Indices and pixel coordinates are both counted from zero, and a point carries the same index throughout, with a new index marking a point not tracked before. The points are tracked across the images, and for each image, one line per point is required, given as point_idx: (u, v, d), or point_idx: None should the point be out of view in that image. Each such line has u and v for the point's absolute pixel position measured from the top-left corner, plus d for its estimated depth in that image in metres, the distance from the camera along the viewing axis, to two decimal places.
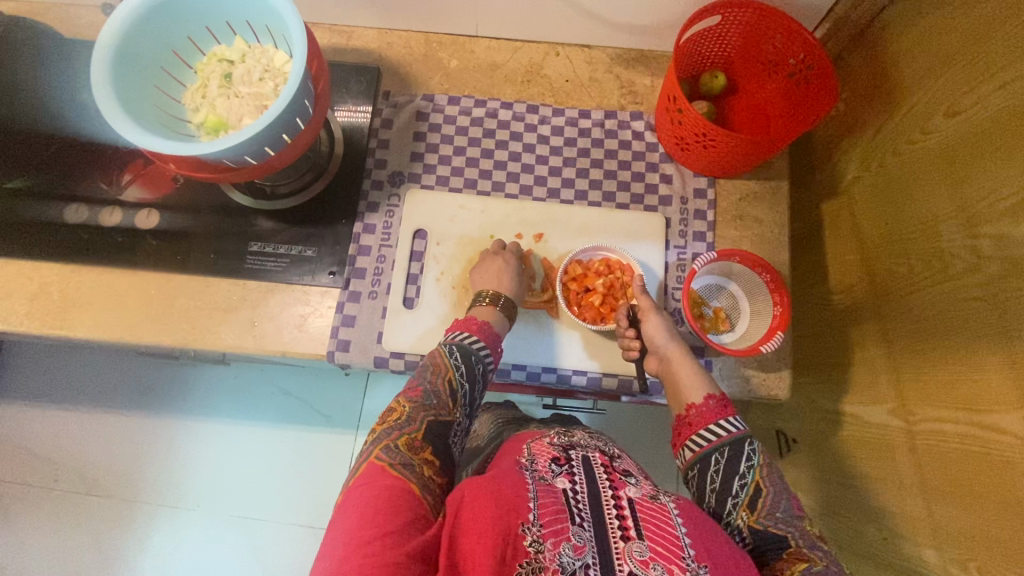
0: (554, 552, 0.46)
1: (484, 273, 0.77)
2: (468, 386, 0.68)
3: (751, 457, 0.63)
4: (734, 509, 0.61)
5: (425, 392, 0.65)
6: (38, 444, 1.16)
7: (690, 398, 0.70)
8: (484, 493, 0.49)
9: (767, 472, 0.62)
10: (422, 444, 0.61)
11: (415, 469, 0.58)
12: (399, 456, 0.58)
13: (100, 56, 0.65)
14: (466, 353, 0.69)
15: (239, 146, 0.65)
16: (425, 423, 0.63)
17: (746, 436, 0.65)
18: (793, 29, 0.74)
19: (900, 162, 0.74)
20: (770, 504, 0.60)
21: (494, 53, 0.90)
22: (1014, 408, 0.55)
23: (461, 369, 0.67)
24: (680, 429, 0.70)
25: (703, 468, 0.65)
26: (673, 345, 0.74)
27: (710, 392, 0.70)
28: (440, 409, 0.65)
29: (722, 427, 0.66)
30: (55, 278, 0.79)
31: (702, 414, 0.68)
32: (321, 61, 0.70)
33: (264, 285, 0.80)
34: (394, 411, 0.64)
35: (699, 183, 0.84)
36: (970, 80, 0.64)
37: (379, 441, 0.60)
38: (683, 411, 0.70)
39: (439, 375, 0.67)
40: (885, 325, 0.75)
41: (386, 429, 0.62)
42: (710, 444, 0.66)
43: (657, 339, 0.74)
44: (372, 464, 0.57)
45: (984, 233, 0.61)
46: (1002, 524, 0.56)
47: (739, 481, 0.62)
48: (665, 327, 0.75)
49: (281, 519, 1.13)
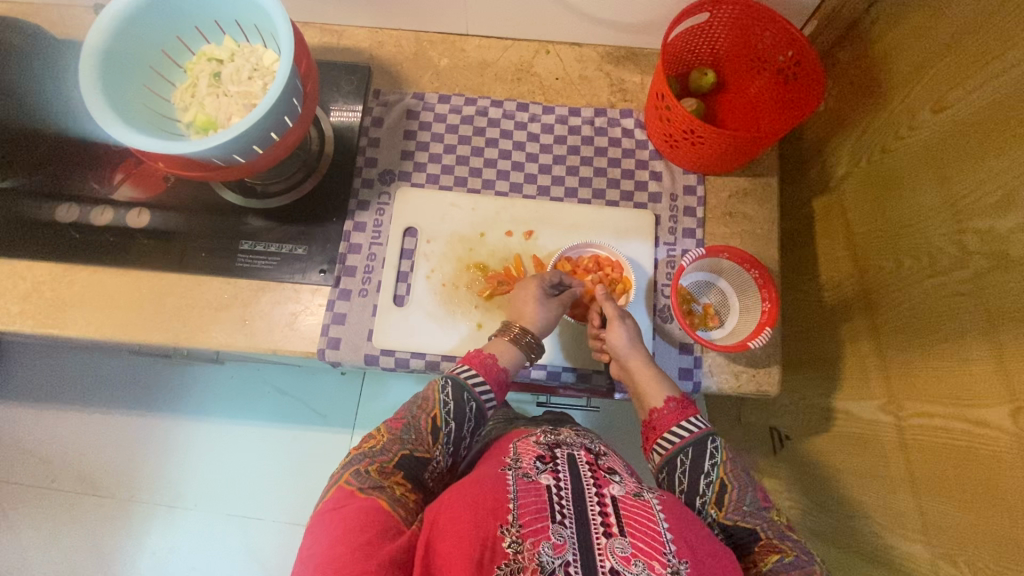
0: (533, 552, 0.46)
1: (513, 305, 0.75)
2: (453, 425, 0.65)
3: (713, 455, 0.63)
4: (704, 507, 0.61)
5: (406, 425, 0.64)
6: (35, 445, 1.16)
7: (652, 402, 0.69)
8: (462, 500, 0.50)
9: (732, 467, 0.62)
10: (393, 470, 0.61)
11: (384, 490, 0.58)
12: (369, 480, 0.58)
13: (88, 55, 0.65)
14: (458, 388, 0.67)
15: (227, 144, 0.65)
16: (400, 454, 0.62)
17: (710, 433, 0.65)
18: (782, 27, 0.74)
19: (890, 157, 0.74)
20: (737, 498, 0.60)
21: (485, 51, 0.91)
22: (1001, 402, 0.55)
23: (449, 407, 0.65)
24: (647, 434, 0.69)
25: (671, 471, 0.64)
26: (636, 352, 0.72)
27: (671, 393, 0.70)
28: (417, 445, 0.64)
29: (685, 428, 0.66)
30: (47, 278, 0.79)
31: (665, 417, 0.68)
32: (309, 59, 0.70)
33: (255, 284, 0.80)
34: (372, 438, 0.64)
35: (689, 180, 0.84)
36: (958, 75, 0.64)
37: (351, 465, 0.60)
38: (647, 416, 0.70)
39: (424, 411, 0.65)
40: (875, 321, 0.75)
41: (360, 454, 0.62)
42: (675, 445, 0.65)
43: (618, 346, 0.72)
44: (341, 488, 0.57)
45: (971, 227, 0.60)
46: (991, 518, 0.56)
47: (705, 480, 0.62)
48: (628, 334, 0.72)
49: (276, 517, 1.13)
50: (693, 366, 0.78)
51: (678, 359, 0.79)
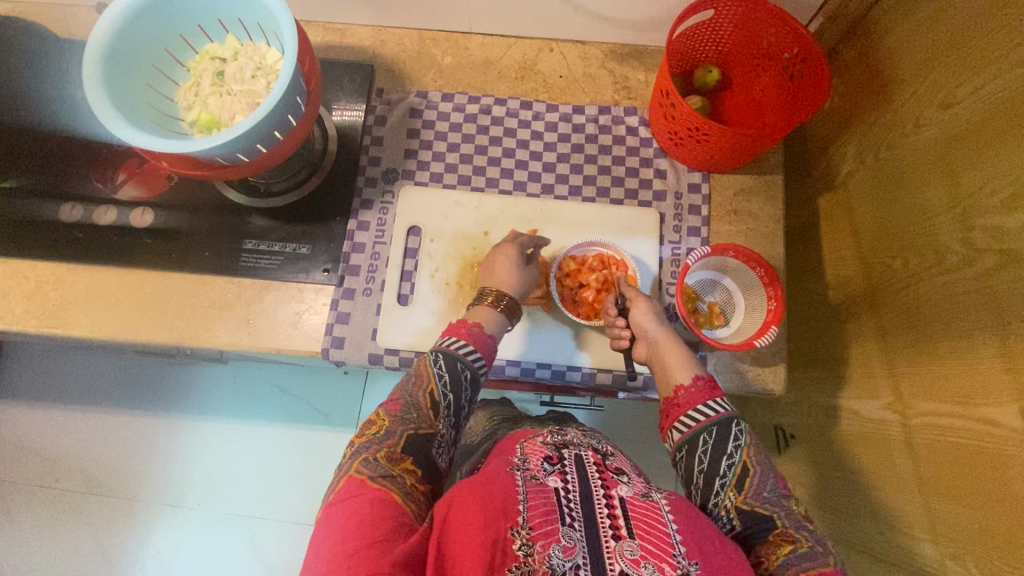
0: (543, 554, 0.46)
1: (491, 271, 0.74)
2: (452, 396, 0.66)
3: (738, 437, 0.63)
4: (721, 489, 0.61)
5: (405, 405, 0.64)
6: (38, 444, 1.16)
7: (679, 379, 0.68)
8: (471, 499, 0.49)
9: (754, 453, 0.62)
10: (401, 456, 0.60)
11: (395, 480, 0.57)
12: (378, 468, 0.58)
13: (91, 55, 0.65)
14: (451, 360, 0.67)
15: (230, 143, 0.65)
16: (404, 434, 0.62)
17: (733, 417, 0.64)
18: (789, 24, 0.73)
19: (896, 155, 0.73)
20: (758, 483, 0.61)
21: (488, 49, 0.90)
22: (1010, 402, 0.55)
23: (444, 378, 0.66)
24: (668, 411, 0.68)
25: (691, 450, 0.63)
26: (662, 330, 0.72)
27: (698, 372, 0.69)
28: (420, 422, 0.64)
29: (711, 407, 0.65)
30: (51, 278, 0.79)
31: (690, 395, 0.67)
32: (313, 58, 0.70)
33: (259, 283, 0.80)
34: (373, 424, 0.63)
35: (694, 178, 0.84)
36: (964, 72, 0.63)
37: (357, 455, 0.60)
38: (670, 393, 0.68)
39: (420, 387, 0.66)
40: (880, 320, 0.75)
41: (365, 442, 0.61)
42: (698, 424, 0.64)
43: (646, 324, 0.72)
44: (351, 479, 0.57)
45: (979, 225, 0.60)
46: (1000, 520, 0.55)
47: (727, 462, 0.62)
48: (654, 312, 0.73)
49: (279, 517, 1.13)
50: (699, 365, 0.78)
51: None
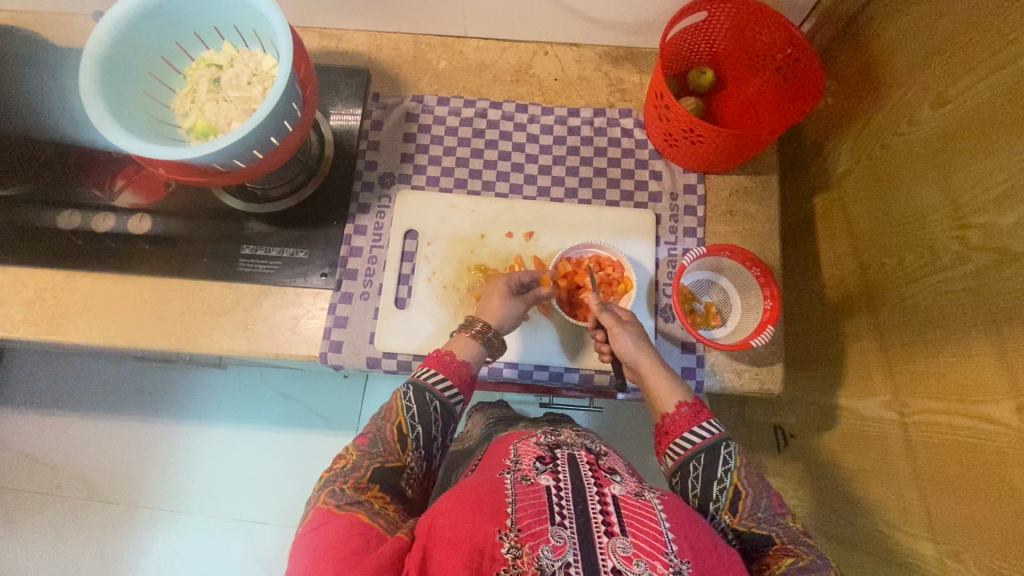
0: (532, 555, 0.46)
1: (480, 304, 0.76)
2: (421, 428, 0.67)
3: (727, 461, 0.63)
4: (717, 513, 0.61)
5: (373, 439, 0.65)
6: (39, 452, 1.17)
7: (665, 407, 0.69)
8: (460, 505, 0.50)
9: (745, 474, 0.62)
10: (368, 485, 0.61)
11: (363, 505, 0.57)
12: (345, 496, 0.58)
13: (89, 63, 0.66)
14: (420, 391, 0.68)
15: (226, 150, 0.65)
16: (372, 467, 0.62)
17: (724, 438, 0.64)
18: (781, 24, 0.74)
19: (890, 154, 0.74)
20: (751, 505, 0.60)
21: (483, 53, 0.91)
22: (1005, 398, 0.55)
23: (412, 410, 0.67)
24: (660, 438, 0.69)
25: (684, 476, 0.63)
26: (643, 355, 0.72)
27: (683, 397, 0.69)
28: (387, 456, 0.64)
29: (699, 432, 0.65)
30: (50, 285, 0.80)
31: (676, 421, 0.67)
32: (308, 64, 0.70)
33: (257, 288, 0.80)
34: (341, 459, 0.64)
35: (689, 179, 0.84)
36: (957, 70, 0.63)
37: (325, 488, 0.60)
38: (660, 420, 0.69)
39: (388, 421, 0.67)
40: (877, 319, 0.75)
41: (332, 477, 0.61)
42: (686, 453, 0.64)
43: (625, 353, 0.72)
44: (319, 509, 0.57)
45: (973, 222, 0.60)
46: (998, 517, 0.55)
47: (718, 486, 0.61)
48: (634, 341, 0.72)
49: (280, 522, 1.13)
50: (696, 365, 0.78)
51: (681, 359, 0.79)
